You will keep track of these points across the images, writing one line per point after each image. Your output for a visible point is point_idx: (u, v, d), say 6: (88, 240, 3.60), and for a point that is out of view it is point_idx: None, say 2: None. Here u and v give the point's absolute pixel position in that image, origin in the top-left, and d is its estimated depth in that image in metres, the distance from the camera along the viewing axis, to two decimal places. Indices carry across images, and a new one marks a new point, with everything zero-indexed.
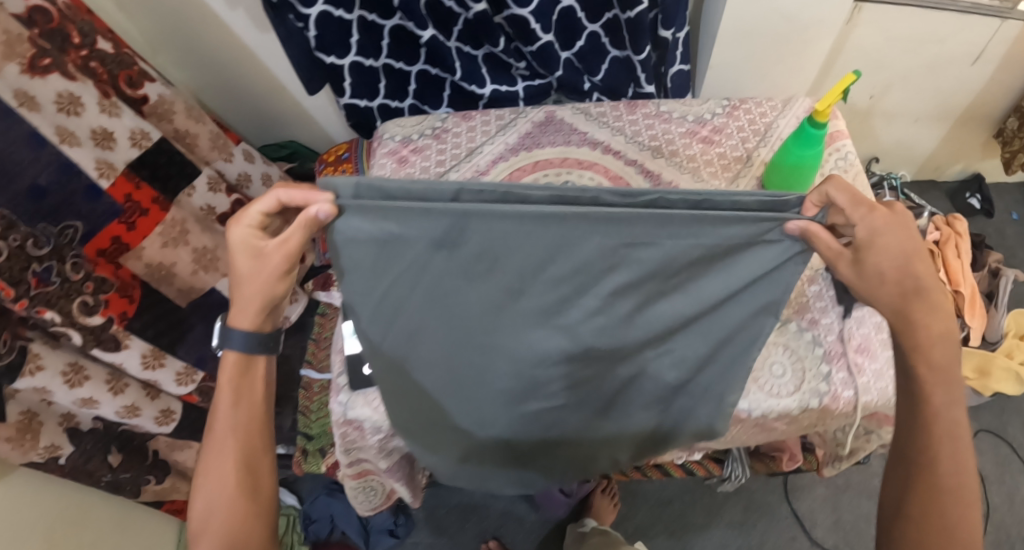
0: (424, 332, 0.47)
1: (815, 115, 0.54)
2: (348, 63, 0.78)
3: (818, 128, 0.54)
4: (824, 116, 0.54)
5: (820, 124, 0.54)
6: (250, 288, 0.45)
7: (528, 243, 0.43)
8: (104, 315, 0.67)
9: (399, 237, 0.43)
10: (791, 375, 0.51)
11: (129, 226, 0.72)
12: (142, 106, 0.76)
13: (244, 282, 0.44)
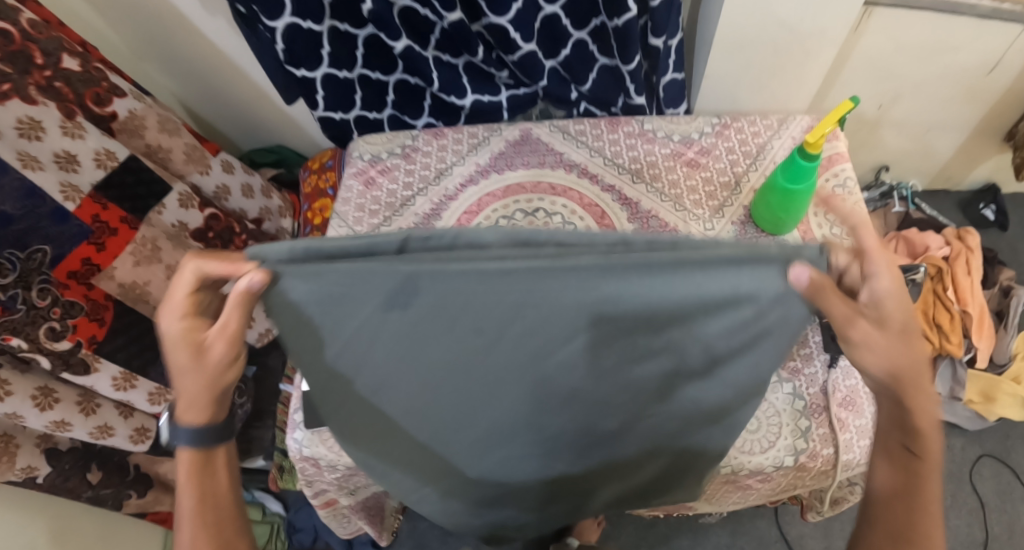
0: (392, 387, 0.39)
1: (805, 147, 0.50)
2: (320, 76, 0.75)
3: (809, 161, 0.50)
4: (816, 148, 0.49)
5: (812, 156, 0.50)
6: (190, 381, 0.39)
7: (491, 302, 0.33)
8: (72, 339, 0.67)
9: (342, 299, 0.34)
10: (767, 430, 0.48)
11: (99, 247, 0.70)
12: (111, 123, 0.74)
13: (182, 375, 0.39)
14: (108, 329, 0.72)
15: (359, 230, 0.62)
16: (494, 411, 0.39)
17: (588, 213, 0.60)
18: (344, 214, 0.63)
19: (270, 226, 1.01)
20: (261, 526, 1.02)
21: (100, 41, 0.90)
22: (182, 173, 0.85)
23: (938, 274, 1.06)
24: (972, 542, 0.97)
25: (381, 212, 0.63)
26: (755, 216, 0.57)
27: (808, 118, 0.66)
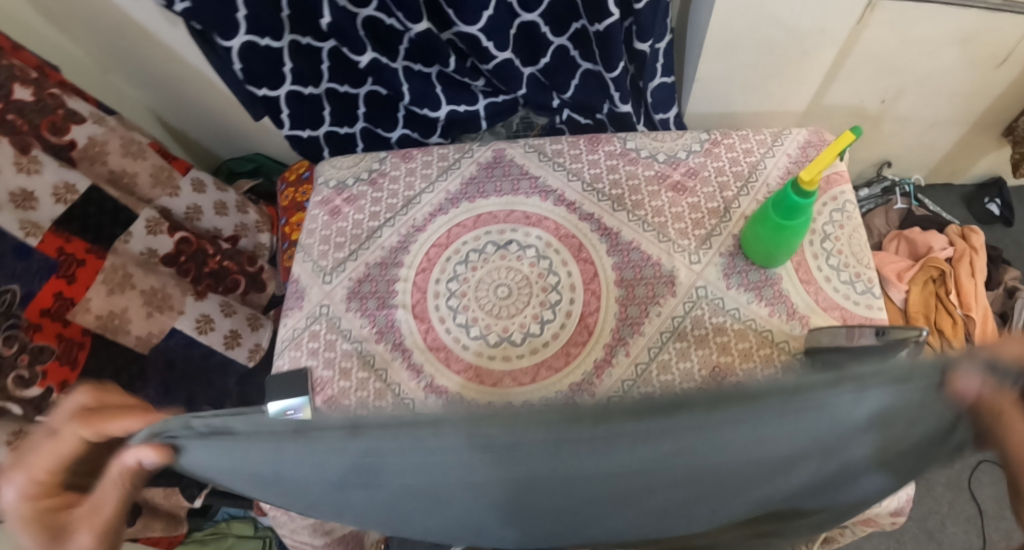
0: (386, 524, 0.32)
1: (800, 182, 0.46)
2: (283, 94, 0.74)
3: (804, 198, 0.46)
4: (811, 185, 0.46)
5: (808, 193, 0.46)
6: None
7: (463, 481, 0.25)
8: (42, 385, 0.63)
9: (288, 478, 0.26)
10: None
11: (70, 279, 0.67)
12: (71, 151, 0.71)
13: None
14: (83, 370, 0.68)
15: (325, 264, 0.59)
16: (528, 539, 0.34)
17: (563, 246, 0.57)
18: (309, 247, 0.60)
19: (247, 243, 0.97)
20: (252, 541, 1.00)
21: (61, 55, 0.84)
22: (151, 198, 0.83)
23: (941, 276, 1.03)
24: None
25: (347, 244, 0.60)
26: (749, 251, 0.53)
27: (805, 132, 0.61)
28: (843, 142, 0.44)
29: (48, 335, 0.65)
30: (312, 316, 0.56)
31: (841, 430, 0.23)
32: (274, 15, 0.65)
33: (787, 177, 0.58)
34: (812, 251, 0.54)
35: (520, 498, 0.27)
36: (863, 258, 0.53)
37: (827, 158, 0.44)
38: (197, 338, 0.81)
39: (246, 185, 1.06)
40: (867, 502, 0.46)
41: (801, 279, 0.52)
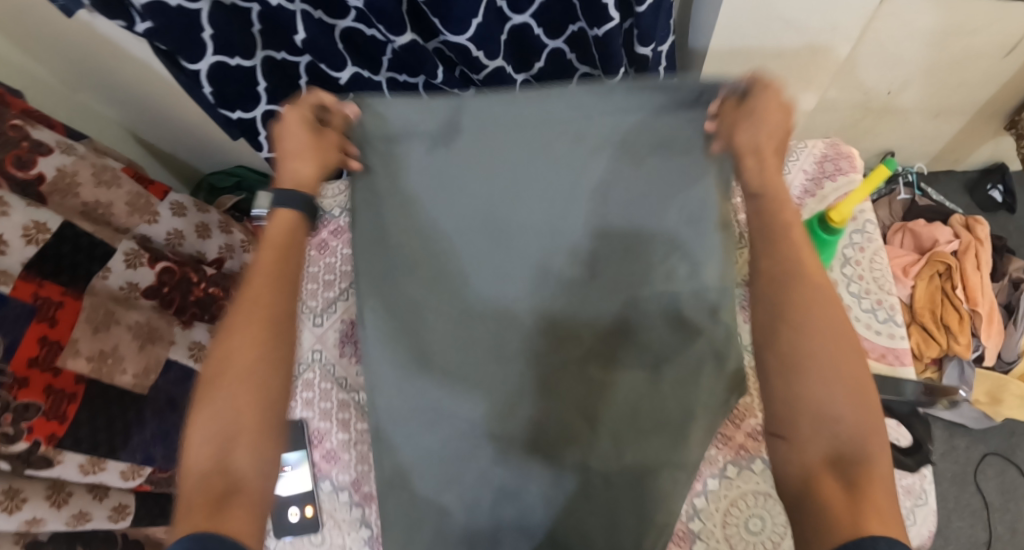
0: (436, 239, 0.53)
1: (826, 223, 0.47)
2: (259, 114, 0.70)
3: (830, 233, 0.47)
4: (839, 223, 0.46)
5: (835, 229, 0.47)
6: (303, 161, 0.52)
7: (501, 151, 0.53)
8: (28, 439, 0.58)
9: (408, 138, 0.53)
10: (766, 532, 0.49)
11: (51, 322, 0.62)
12: (40, 186, 0.66)
13: (302, 149, 0.52)
14: (73, 422, 0.63)
15: (314, 305, 0.58)
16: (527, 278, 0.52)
17: None
18: None
19: (234, 264, 0.95)
20: None
21: (27, 79, 0.79)
22: (128, 227, 0.77)
23: (947, 271, 1.00)
24: (976, 544, 0.98)
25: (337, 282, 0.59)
26: None
27: (821, 145, 0.58)
28: (875, 181, 0.43)
29: (34, 389, 0.60)
30: (304, 362, 0.55)
31: (661, 129, 0.52)
32: (243, 33, 0.61)
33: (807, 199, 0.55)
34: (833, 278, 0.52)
35: (526, 197, 0.53)
36: (885, 284, 0.52)
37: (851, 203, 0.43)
38: (193, 365, 0.80)
39: (228, 201, 1.02)
40: None
41: None
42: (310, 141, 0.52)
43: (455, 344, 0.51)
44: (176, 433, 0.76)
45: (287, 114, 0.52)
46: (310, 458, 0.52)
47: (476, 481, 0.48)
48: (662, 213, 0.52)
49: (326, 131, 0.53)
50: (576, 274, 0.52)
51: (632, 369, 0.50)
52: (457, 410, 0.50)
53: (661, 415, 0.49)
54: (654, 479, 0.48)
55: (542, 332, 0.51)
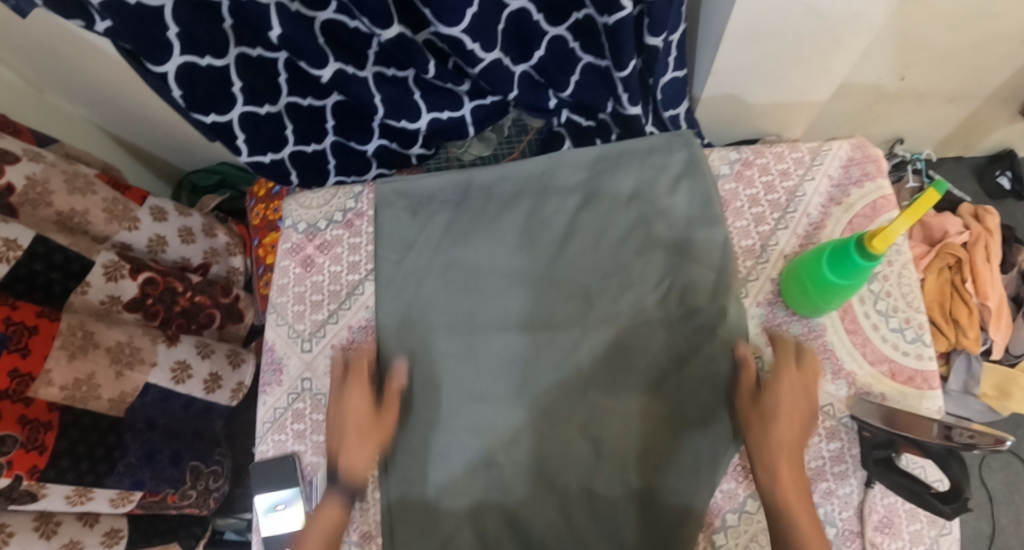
0: (430, 289, 0.53)
1: (866, 247, 0.38)
2: (235, 116, 0.64)
3: (868, 261, 0.38)
4: (879, 250, 0.37)
5: (873, 255, 0.38)
6: (363, 445, 0.46)
7: (504, 207, 0.55)
8: (8, 475, 0.54)
9: (426, 198, 0.56)
10: None
11: (23, 352, 0.57)
12: (9, 198, 0.62)
13: (363, 431, 0.46)
14: (54, 451, 0.59)
15: (302, 328, 0.53)
16: (513, 323, 0.52)
17: (554, 292, 0.52)
18: (283, 308, 0.54)
19: (220, 269, 0.89)
20: None
21: None
22: (106, 235, 0.72)
23: (957, 264, 0.98)
24: (980, 536, 0.98)
25: (325, 303, 0.54)
26: (789, 300, 0.48)
27: (847, 147, 0.54)
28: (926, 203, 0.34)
29: (9, 421, 0.55)
30: (294, 392, 0.51)
31: (656, 165, 0.54)
32: (214, 30, 0.55)
33: (829, 204, 0.52)
34: (860, 294, 0.48)
35: (523, 242, 0.54)
36: (915, 302, 0.48)
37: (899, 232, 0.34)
38: (174, 388, 0.73)
39: (211, 200, 0.94)
40: None
41: (846, 328, 0.47)
42: (371, 421, 0.47)
43: (426, 396, 0.50)
44: (162, 452, 0.71)
45: (348, 391, 0.48)
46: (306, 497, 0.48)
47: (475, 504, 0.48)
48: (653, 243, 0.52)
49: (385, 408, 0.48)
50: (576, 312, 0.51)
51: (631, 394, 0.48)
52: (460, 450, 0.49)
53: (664, 438, 0.47)
54: (659, 500, 0.45)
55: (540, 371, 0.50)
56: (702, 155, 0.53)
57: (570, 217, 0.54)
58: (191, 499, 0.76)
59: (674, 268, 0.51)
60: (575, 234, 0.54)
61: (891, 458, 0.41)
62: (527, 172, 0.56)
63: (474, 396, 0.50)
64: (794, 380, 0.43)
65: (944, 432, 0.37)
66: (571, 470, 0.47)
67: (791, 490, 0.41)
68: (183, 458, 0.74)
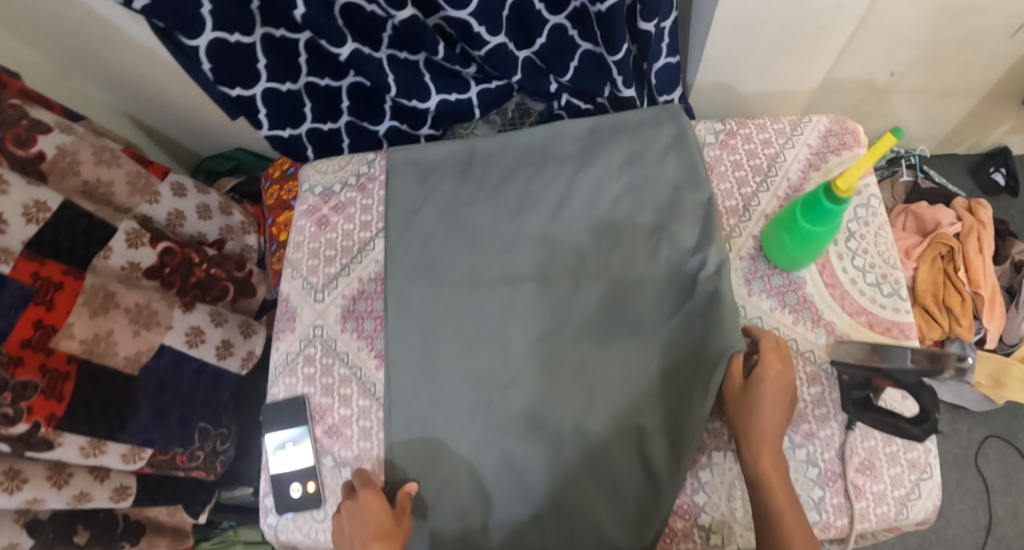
0: (434, 249, 0.56)
1: (834, 190, 0.41)
2: (258, 91, 0.68)
3: (836, 205, 0.41)
4: (846, 192, 0.40)
5: (841, 199, 0.41)
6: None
7: (506, 174, 0.58)
8: (28, 421, 0.57)
9: (433, 165, 0.59)
10: None
11: (49, 306, 0.60)
12: (41, 165, 0.65)
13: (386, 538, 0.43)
14: (72, 402, 0.62)
15: (315, 280, 0.57)
16: (512, 279, 0.54)
17: (551, 250, 0.55)
18: (298, 262, 0.58)
19: (234, 246, 0.92)
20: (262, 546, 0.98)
21: (21, 63, 0.79)
22: (129, 207, 0.75)
23: (949, 253, 0.99)
24: (976, 526, 0.98)
25: (337, 258, 0.58)
26: (769, 254, 0.50)
27: (826, 120, 0.58)
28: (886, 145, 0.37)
29: (30, 368, 0.59)
30: (306, 338, 0.54)
31: (650, 135, 0.57)
32: (240, 9, 0.60)
33: (808, 170, 0.55)
34: (837, 251, 0.52)
35: (522, 205, 0.57)
36: (889, 258, 0.51)
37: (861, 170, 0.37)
38: (188, 352, 0.76)
39: (228, 182, 1.00)
40: (886, 514, 0.46)
41: (825, 282, 0.50)
42: (391, 527, 0.45)
43: (427, 346, 0.53)
44: (172, 414, 0.74)
45: (369, 497, 0.45)
46: (312, 433, 0.51)
47: (474, 446, 0.50)
48: (644, 205, 0.55)
49: (401, 516, 0.46)
50: (570, 268, 0.54)
51: (623, 343, 0.51)
52: (461, 395, 0.51)
53: (652, 382, 0.49)
54: (648, 442, 0.47)
55: (537, 323, 0.53)
56: (691, 127, 0.56)
57: (569, 183, 0.57)
58: (198, 461, 0.79)
59: (664, 228, 0.53)
60: (572, 197, 0.56)
61: (869, 398, 0.43)
62: (528, 142, 0.59)
63: (475, 345, 0.52)
64: (780, 365, 0.45)
65: (914, 356, 0.40)
66: (564, 414, 0.49)
67: (769, 468, 0.42)
68: (191, 420, 0.77)
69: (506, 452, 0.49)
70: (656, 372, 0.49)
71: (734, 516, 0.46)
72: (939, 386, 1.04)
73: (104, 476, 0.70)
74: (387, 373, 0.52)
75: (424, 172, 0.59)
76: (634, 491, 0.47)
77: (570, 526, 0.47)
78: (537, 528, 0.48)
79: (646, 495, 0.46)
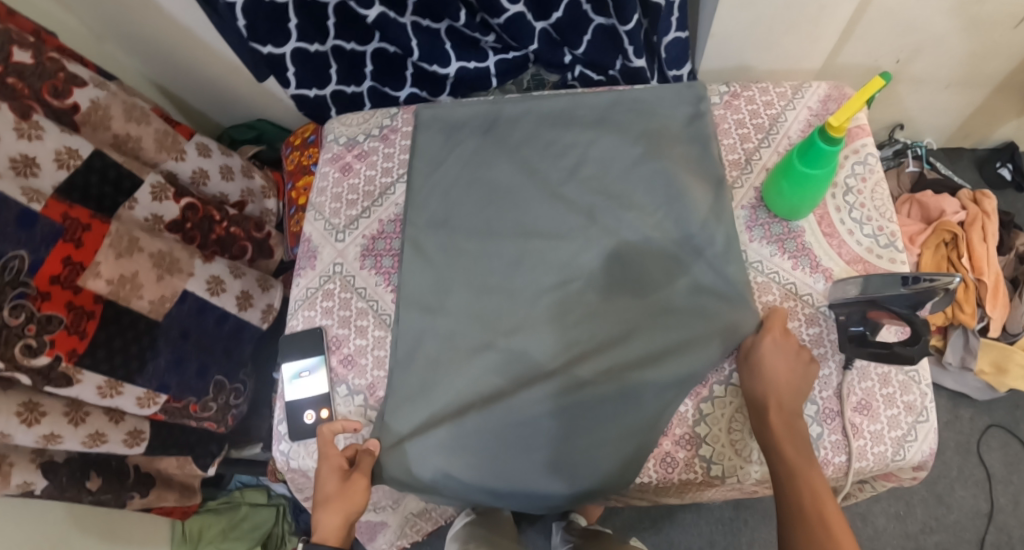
0: (453, 199, 0.59)
1: (828, 129, 0.45)
2: (289, 50, 0.71)
3: (831, 144, 0.45)
4: (839, 132, 0.44)
5: (835, 139, 0.45)
6: (330, 513, 0.47)
7: (528, 134, 0.60)
8: (50, 353, 0.59)
9: (459, 124, 0.62)
10: None
11: (77, 244, 0.62)
12: (74, 116, 0.67)
13: (330, 502, 0.48)
14: (93, 340, 0.64)
15: (337, 222, 0.62)
16: (524, 232, 0.56)
17: (561, 207, 0.56)
18: (321, 205, 0.63)
19: (254, 208, 0.96)
20: (266, 509, 1.02)
21: (53, 24, 0.81)
22: (156, 162, 0.78)
23: (953, 240, 0.99)
24: (978, 513, 0.98)
25: (359, 201, 0.63)
26: (769, 203, 0.55)
27: (825, 86, 0.60)
28: (874, 87, 0.42)
29: (57, 303, 0.60)
30: (326, 274, 0.59)
31: (669, 109, 0.59)
32: None
33: (808, 129, 0.58)
34: (835, 204, 0.55)
35: (539, 163, 0.59)
36: (886, 212, 0.55)
37: (853, 107, 0.42)
38: (209, 300, 0.79)
39: (251, 149, 1.04)
40: (884, 453, 0.48)
41: (823, 232, 0.54)
42: (338, 489, 0.48)
43: (435, 288, 0.55)
44: (189, 362, 0.77)
45: (320, 466, 0.50)
46: (328, 363, 0.56)
47: (472, 384, 0.52)
48: (657, 172, 0.56)
49: (353, 475, 0.49)
50: (580, 225, 0.55)
51: (627, 298, 0.53)
52: (466, 335, 0.53)
53: (652, 338, 0.51)
54: (641, 394, 0.49)
55: (544, 273, 0.54)
56: (708, 107, 0.59)
57: (586, 147, 0.58)
58: (211, 412, 0.82)
59: (671, 195, 0.55)
60: (588, 159, 0.58)
61: (864, 335, 0.48)
62: (551, 107, 0.61)
63: (484, 291, 0.55)
64: (781, 336, 0.48)
65: (908, 284, 0.44)
66: (562, 358, 0.51)
67: (780, 433, 0.45)
68: (209, 371, 0.80)
69: (502, 391, 0.51)
70: (657, 326, 0.51)
71: (734, 450, 0.50)
72: (942, 373, 1.04)
73: (119, 418, 0.72)
74: (397, 310, 0.55)
75: (450, 130, 0.62)
76: (621, 434, 0.49)
77: (556, 460, 0.50)
78: (527, 460, 0.50)
79: (631, 438, 0.49)
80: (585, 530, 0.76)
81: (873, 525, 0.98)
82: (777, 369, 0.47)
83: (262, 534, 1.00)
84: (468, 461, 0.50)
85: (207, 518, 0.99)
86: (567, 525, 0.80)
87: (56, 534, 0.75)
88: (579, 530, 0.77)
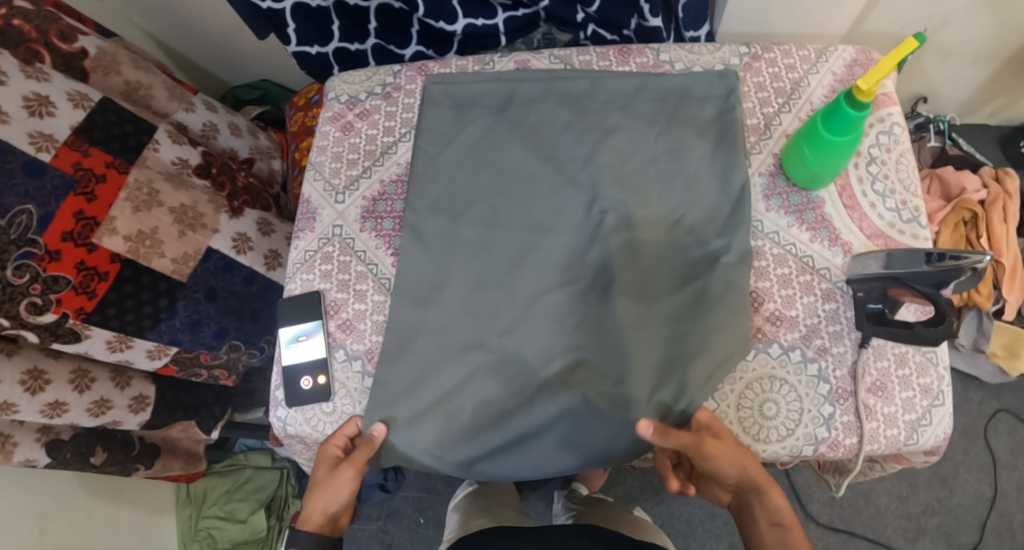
0: (455, 184, 0.57)
1: (856, 93, 0.42)
2: (289, 5, 0.68)
3: (858, 110, 0.43)
4: (867, 96, 0.42)
5: (863, 104, 0.42)
6: (317, 497, 0.50)
7: (543, 116, 0.57)
8: (57, 311, 0.58)
9: (472, 104, 0.59)
10: (786, 416, 0.48)
11: (89, 198, 0.60)
12: (83, 61, 0.65)
13: (318, 486, 0.50)
14: (103, 299, 0.62)
15: (337, 183, 0.60)
16: (530, 222, 0.54)
17: (572, 192, 0.54)
18: (321, 165, 0.61)
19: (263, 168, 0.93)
20: (271, 472, 1.04)
21: None
22: (167, 112, 0.75)
23: (973, 220, 0.94)
24: (981, 498, 0.98)
25: (360, 161, 0.61)
26: (789, 171, 0.52)
27: (852, 50, 0.56)
28: (909, 47, 0.38)
29: (66, 264, 0.58)
30: (325, 237, 0.58)
31: (697, 92, 0.55)
32: None
33: (833, 94, 0.55)
34: (858, 174, 0.53)
35: (552, 148, 0.56)
36: (910, 185, 0.52)
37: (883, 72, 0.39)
38: (236, 258, 0.75)
39: (254, 110, 1.01)
40: (897, 437, 0.47)
41: (844, 203, 0.52)
42: (327, 475, 0.50)
43: (432, 279, 0.54)
44: (209, 324, 0.74)
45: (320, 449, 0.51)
46: (326, 328, 0.55)
47: (465, 376, 0.50)
48: (677, 162, 0.53)
49: (344, 465, 0.49)
50: (592, 215, 0.53)
51: (635, 299, 0.50)
52: (461, 326, 0.52)
53: (658, 341, 0.49)
54: (639, 398, 0.48)
55: (549, 266, 0.52)
56: (738, 99, 0.55)
57: (602, 131, 0.55)
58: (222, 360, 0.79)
59: (686, 192, 0.52)
60: (607, 145, 0.55)
61: (882, 313, 0.46)
62: (571, 85, 0.57)
63: (482, 284, 0.53)
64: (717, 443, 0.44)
65: (932, 261, 0.42)
66: (559, 361, 0.50)
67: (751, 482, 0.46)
68: (227, 335, 0.77)
69: (495, 386, 0.50)
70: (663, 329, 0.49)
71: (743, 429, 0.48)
72: (954, 354, 1.03)
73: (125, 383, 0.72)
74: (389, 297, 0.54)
75: (460, 111, 0.59)
76: (608, 447, 0.48)
77: (543, 460, 0.49)
78: (519, 458, 0.49)
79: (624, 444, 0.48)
80: (586, 498, 0.76)
81: (875, 503, 0.99)
82: (750, 474, 0.46)
83: (267, 495, 1.02)
84: (456, 462, 0.49)
85: (212, 479, 1.01)
86: (568, 493, 0.81)
87: (62, 495, 0.77)
88: (580, 498, 0.77)
